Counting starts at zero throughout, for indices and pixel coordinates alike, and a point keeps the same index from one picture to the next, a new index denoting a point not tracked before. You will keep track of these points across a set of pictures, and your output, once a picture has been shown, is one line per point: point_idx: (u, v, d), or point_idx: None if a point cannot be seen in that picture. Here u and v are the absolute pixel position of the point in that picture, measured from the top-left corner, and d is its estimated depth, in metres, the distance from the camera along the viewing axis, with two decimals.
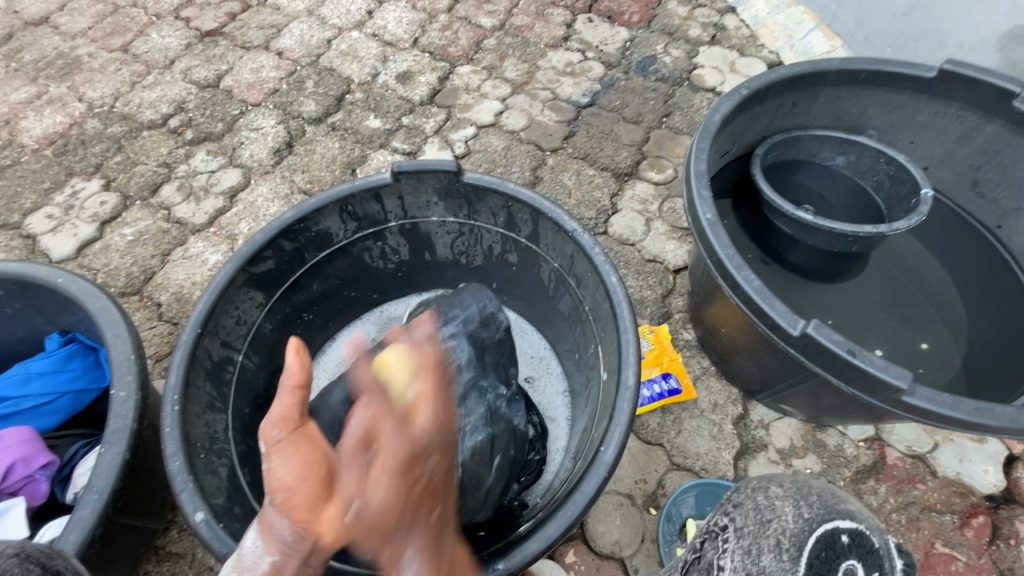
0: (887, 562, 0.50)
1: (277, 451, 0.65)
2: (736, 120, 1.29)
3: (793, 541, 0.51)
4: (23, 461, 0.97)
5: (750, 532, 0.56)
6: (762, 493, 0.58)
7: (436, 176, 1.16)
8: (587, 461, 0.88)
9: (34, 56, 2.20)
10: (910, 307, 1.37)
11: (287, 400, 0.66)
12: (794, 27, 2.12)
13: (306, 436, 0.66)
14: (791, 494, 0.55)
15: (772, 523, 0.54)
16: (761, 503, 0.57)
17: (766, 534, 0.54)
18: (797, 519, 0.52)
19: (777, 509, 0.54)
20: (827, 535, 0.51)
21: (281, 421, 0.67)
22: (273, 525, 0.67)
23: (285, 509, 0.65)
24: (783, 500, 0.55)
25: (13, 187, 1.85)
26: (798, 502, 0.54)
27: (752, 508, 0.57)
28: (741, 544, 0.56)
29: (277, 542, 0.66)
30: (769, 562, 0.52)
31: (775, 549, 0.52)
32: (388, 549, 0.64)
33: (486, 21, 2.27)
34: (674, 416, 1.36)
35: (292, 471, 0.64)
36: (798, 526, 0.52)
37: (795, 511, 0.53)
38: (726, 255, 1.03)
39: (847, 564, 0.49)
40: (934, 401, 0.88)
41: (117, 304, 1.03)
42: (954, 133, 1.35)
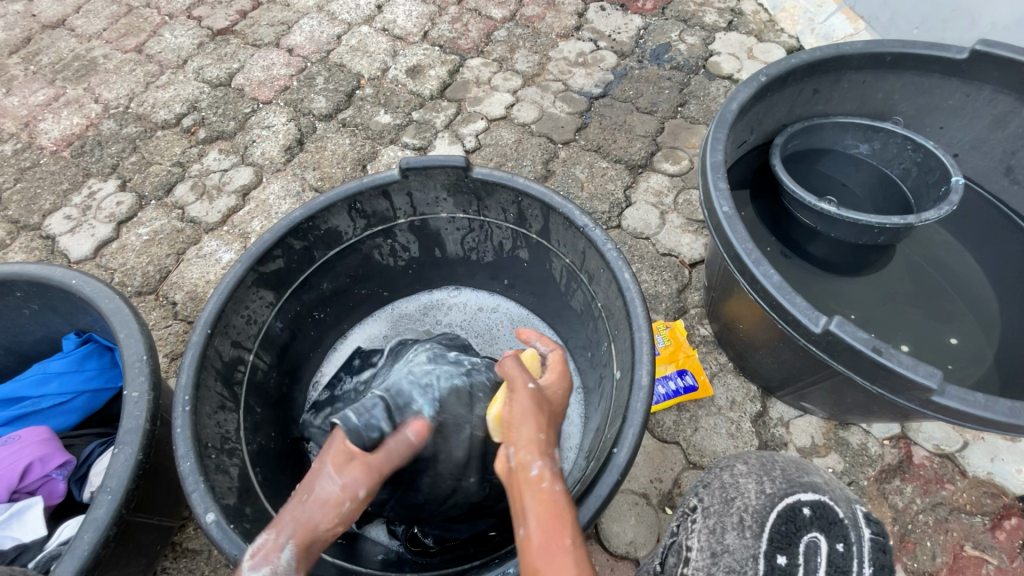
0: (851, 531, 0.64)
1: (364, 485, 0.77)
2: (755, 108, 1.25)
3: (757, 517, 0.67)
4: (40, 460, 0.99)
5: (717, 510, 0.70)
6: (728, 475, 0.74)
7: (444, 172, 1.14)
8: (599, 463, 0.86)
9: (51, 58, 2.23)
10: (938, 299, 1.32)
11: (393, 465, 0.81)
12: (814, 10, 2.05)
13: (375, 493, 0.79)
14: (755, 474, 0.72)
15: (736, 503, 0.69)
16: (727, 483, 0.73)
17: (730, 513, 0.69)
18: (760, 496, 0.69)
19: (742, 488, 0.71)
20: (788, 509, 0.66)
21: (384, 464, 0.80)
22: (321, 544, 0.71)
23: (332, 530, 0.73)
24: (747, 482, 0.71)
25: (33, 188, 1.88)
26: (762, 481, 0.71)
27: (719, 489, 0.73)
28: (708, 525, 0.70)
29: (310, 562, 0.70)
30: (733, 539, 0.66)
31: (739, 528, 0.67)
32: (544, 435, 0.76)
33: (496, 13, 2.24)
34: (690, 414, 1.33)
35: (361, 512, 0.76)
36: (759, 504, 0.68)
37: (758, 488, 0.70)
38: (744, 249, 0.99)
39: (809, 535, 0.64)
40: (966, 401, 0.83)
41: (130, 305, 1.04)
42: (987, 116, 1.28)
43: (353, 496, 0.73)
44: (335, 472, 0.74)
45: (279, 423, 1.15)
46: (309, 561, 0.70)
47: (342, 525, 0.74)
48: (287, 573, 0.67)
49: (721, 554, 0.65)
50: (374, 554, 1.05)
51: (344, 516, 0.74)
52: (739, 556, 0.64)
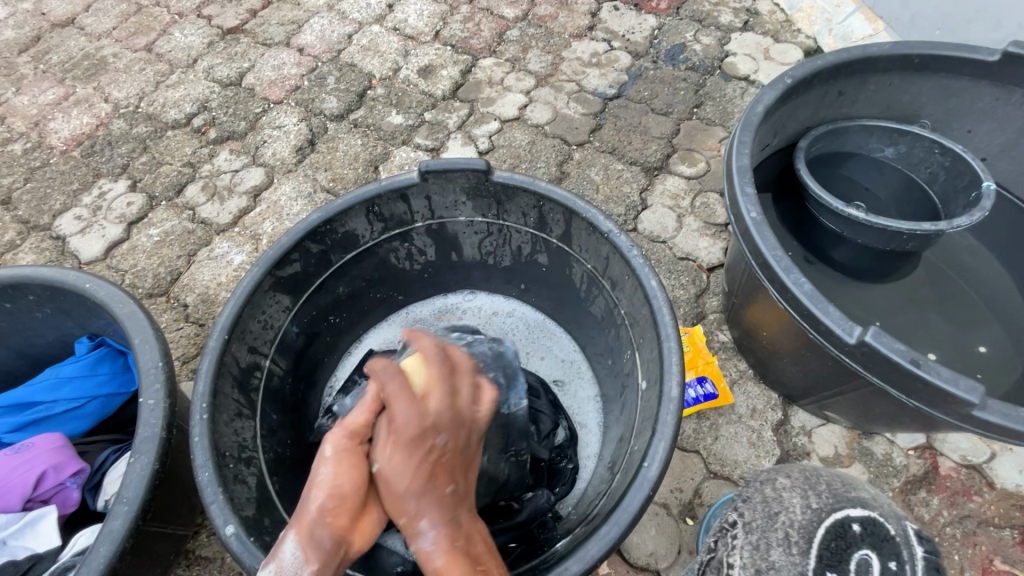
0: (903, 550, 0.57)
1: (337, 461, 0.75)
2: (780, 110, 1.22)
3: (803, 533, 0.58)
4: (54, 469, 0.97)
5: (760, 525, 0.61)
6: (770, 486, 0.65)
7: (464, 175, 1.12)
8: (628, 477, 0.84)
9: (61, 57, 2.22)
10: (965, 306, 1.29)
11: (361, 417, 0.78)
12: (832, 10, 2.02)
13: (363, 452, 0.76)
14: (798, 485, 0.63)
15: (781, 517, 0.61)
16: (769, 496, 0.64)
17: (774, 528, 0.60)
18: (806, 510, 0.60)
19: (785, 501, 0.62)
20: (836, 525, 0.58)
21: (352, 433, 0.77)
22: (317, 532, 0.71)
23: (328, 515, 0.72)
24: (791, 493, 0.62)
25: (43, 188, 1.87)
26: (807, 495, 0.61)
27: (760, 502, 0.64)
28: (749, 541, 0.61)
29: (317, 549, 0.69)
30: (779, 556, 0.58)
31: (784, 543, 0.59)
32: (409, 516, 0.68)
33: (509, 12, 2.21)
34: (710, 422, 1.30)
35: (349, 480, 0.73)
36: (806, 519, 0.59)
37: (801, 503, 0.60)
38: (774, 255, 0.97)
39: (860, 554, 0.56)
40: (1007, 416, 0.81)
41: (145, 309, 1.02)
42: (1017, 120, 1.25)
43: (325, 462, 0.76)
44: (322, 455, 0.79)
45: (295, 430, 1.13)
46: (316, 549, 0.69)
47: (338, 502, 0.73)
48: (295, 566, 0.69)
49: (767, 572, 0.57)
50: (391, 565, 1.03)
51: (335, 490, 0.73)
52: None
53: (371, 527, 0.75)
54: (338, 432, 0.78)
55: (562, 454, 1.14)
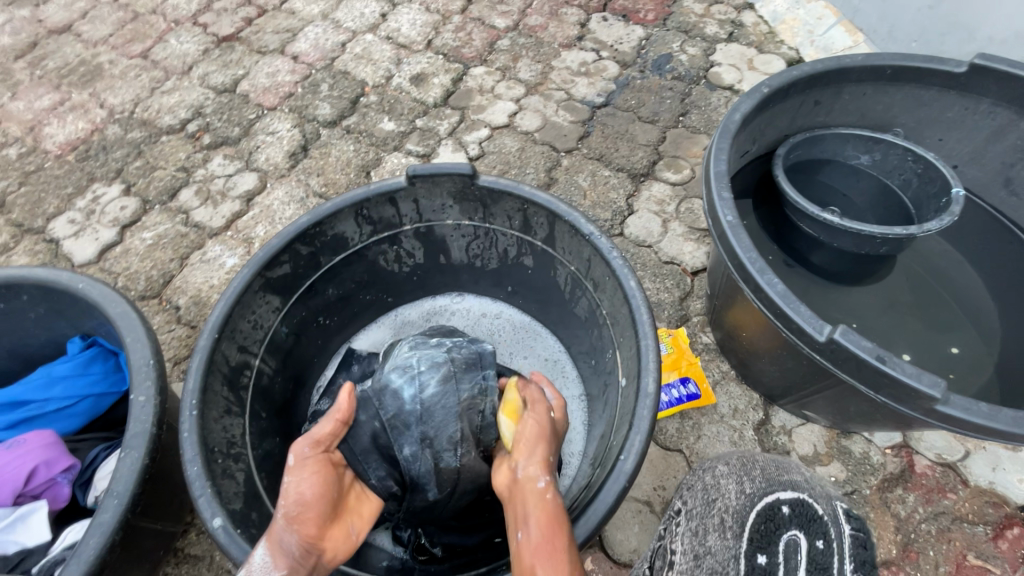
0: (826, 527, 0.69)
1: (301, 467, 0.87)
2: (757, 119, 1.26)
3: (736, 518, 0.72)
4: (45, 465, 0.98)
5: (700, 512, 0.76)
6: (710, 474, 0.79)
7: (450, 179, 1.15)
8: (606, 470, 0.87)
9: (57, 63, 2.25)
10: (939, 309, 1.33)
11: (326, 427, 0.93)
12: (814, 23, 2.09)
13: (325, 463, 0.89)
14: (734, 473, 0.77)
15: (717, 503, 0.75)
16: (709, 485, 0.79)
17: (711, 515, 0.74)
18: (741, 497, 0.74)
19: (723, 489, 0.76)
20: (768, 508, 0.71)
21: (315, 442, 0.90)
22: (284, 536, 0.78)
23: (296, 522, 0.80)
24: (728, 481, 0.76)
25: (37, 192, 1.88)
26: (741, 481, 0.76)
27: (701, 491, 0.79)
28: (690, 527, 0.76)
29: (285, 552, 0.77)
30: (715, 541, 0.71)
31: (720, 528, 0.72)
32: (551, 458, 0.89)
33: (500, 22, 2.26)
34: (693, 422, 1.33)
35: (312, 488, 0.84)
36: (740, 504, 0.73)
37: (738, 489, 0.75)
38: (748, 258, 1.00)
39: (790, 533, 0.69)
40: (969, 411, 0.84)
41: (137, 308, 1.04)
42: (985, 129, 1.30)
43: (289, 471, 0.86)
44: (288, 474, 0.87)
45: (283, 429, 1.15)
46: (284, 552, 0.77)
47: (301, 509, 0.82)
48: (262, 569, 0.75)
49: (703, 556, 0.71)
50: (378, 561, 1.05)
51: (302, 495, 0.83)
52: (721, 557, 0.69)
53: (338, 532, 0.86)
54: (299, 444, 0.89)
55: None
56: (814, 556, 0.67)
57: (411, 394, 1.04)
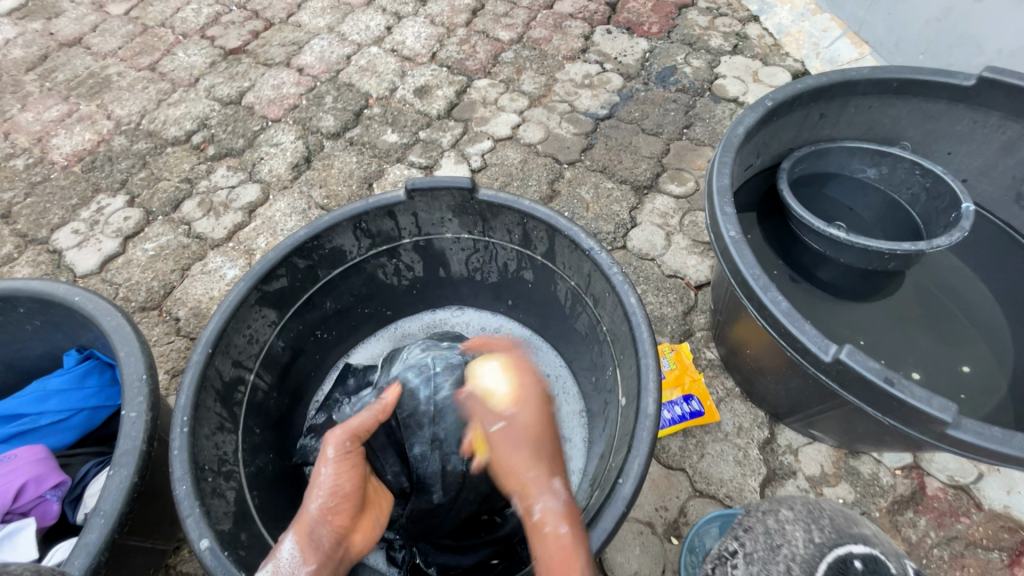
0: None
1: (339, 461, 0.82)
2: (762, 132, 1.25)
3: (804, 568, 0.59)
4: (35, 481, 0.96)
5: (761, 558, 0.64)
6: (775, 518, 0.67)
7: (449, 193, 1.14)
8: (605, 493, 0.84)
9: (67, 75, 2.28)
10: (949, 326, 1.30)
11: (364, 423, 0.89)
12: (819, 35, 2.07)
13: (359, 458, 0.85)
14: (801, 519, 0.65)
15: (782, 550, 0.62)
16: (772, 529, 0.66)
17: (775, 561, 0.62)
18: (808, 544, 0.61)
19: (789, 535, 0.63)
20: (839, 560, 0.59)
21: (352, 435, 0.86)
22: (317, 531, 0.77)
23: (329, 514, 0.78)
24: (794, 526, 0.64)
25: (43, 203, 1.90)
26: (810, 529, 0.63)
27: (764, 535, 0.66)
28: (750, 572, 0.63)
29: (317, 550, 0.75)
30: None
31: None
32: (531, 471, 0.79)
33: (504, 35, 2.27)
34: (696, 440, 1.30)
35: (350, 482, 0.82)
36: (807, 553, 0.60)
37: (806, 537, 0.62)
38: (752, 274, 0.98)
39: None
40: (982, 435, 0.81)
41: (132, 322, 1.03)
42: (995, 143, 1.27)
43: (326, 463, 0.82)
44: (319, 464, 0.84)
45: (278, 445, 1.13)
46: (316, 551, 0.75)
47: (338, 501, 0.80)
48: (292, 565, 0.74)
49: None
50: None
51: (337, 488, 0.80)
52: None
53: (364, 528, 0.84)
54: (338, 435, 0.84)
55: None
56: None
57: (425, 395, 1.04)
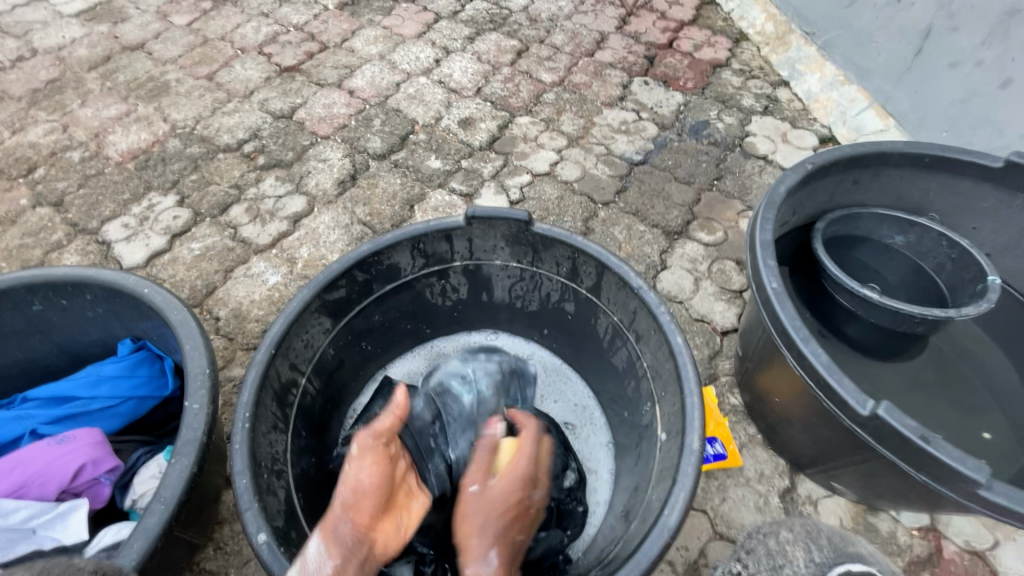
0: None
1: (364, 456, 0.87)
2: (800, 191, 1.32)
3: None
4: (92, 463, 1.01)
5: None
6: (774, 539, 0.89)
7: (506, 224, 1.20)
8: (646, 523, 0.87)
9: (127, 77, 2.39)
10: (969, 394, 1.34)
11: (387, 422, 0.94)
12: (846, 104, 2.18)
13: (388, 454, 0.90)
14: (800, 540, 0.88)
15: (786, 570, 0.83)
16: (772, 551, 0.87)
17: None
18: (810, 564, 0.83)
19: (790, 556, 0.85)
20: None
21: (376, 434, 0.91)
22: (337, 526, 0.80)
23: (350, 511, 0.82)
24: (795, 547, 0.86)
25: (96, 195, 1.97)
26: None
27: (765, 557, 0.87)
28: None
29: (339, 545, 0.78)
30: None
31: None
32: (478, 540, 0.86)
33: (546, 77, 2.39)
34: (718, 482, 1.33)
35: (370, 478, 0.85)
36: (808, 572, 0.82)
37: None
38: (793, 325, 1.03)
39: None
40: (1012, 497, 0.85)
41: (196, 318, 1.08)
42: (1018, 223, 1.35)
43: (350, 460, 0.88)
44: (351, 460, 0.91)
45: (319, 449, 1.17)
46: (338, 545, 0.78)
47: (356, 498, 0.83)
48: (317, 561, 0.76)
49: None
50: None
51: (357, 485, 0.84)
52: None
53: (389, 529, 0.86)
54: (361, 435, 0.91)
55: (572, 493, 1.17)
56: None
57: (469, 399, 1.22)
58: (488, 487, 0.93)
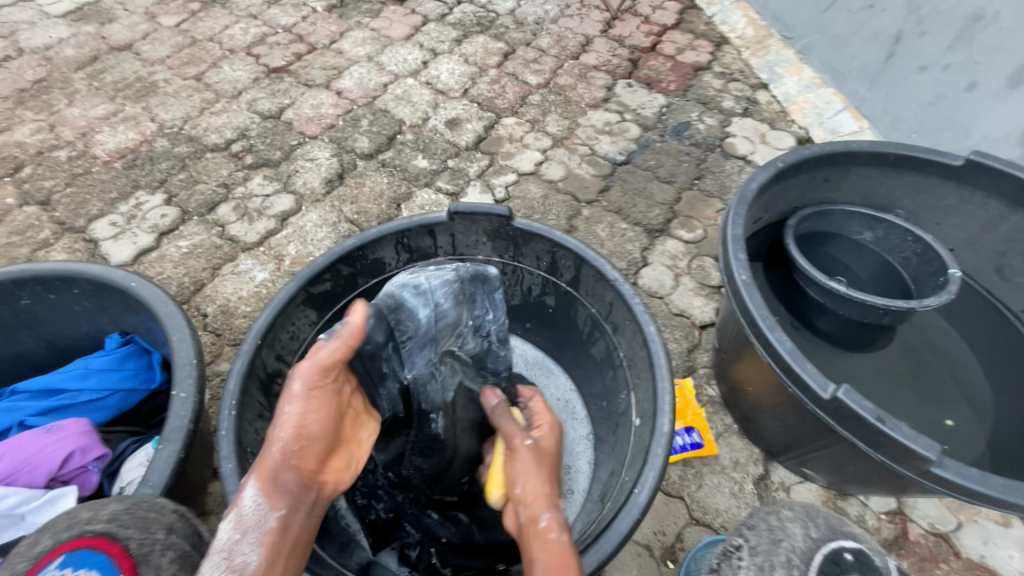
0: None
1: (308, 399, 0.75)
2: (772, 189, 1.37)
3: (803, 558, 0.70)
4: (81, 451, 1.03)
5: (765, 549, 0.73)
6: (774, 517, 0.78)
7: (487, 219, 1.24)
8: (618, 502, 0.91)
9: (115, 77, 2.40)
10: (935, 383, 1.40)
11: (338, 352, 0.79)
12: (823, 106, 2.25)
13: (332, 390, 0.79)
14: (799, 518, 0.76)
15: (784, 544, 0.72)
16: (773, 526, 0.76)
17: (778, 553, 0.71)
18: (806, 539, 0.72)
19: (789, 531, 0.74)
20: (832, 553, 0.70)
21: (325, 368, 0.78)
22: (280, 476, 0.73)
23: (295, 458, 0.73)
24: (794, 524, 0.75)
25: (83, 194, 1.98)
26: (807, 526, 0.75)
27: (766, 530, 0.76)
28: (755, 563, 0.73)
29: (283, 495, 0.72)
30: None
31: (787, 566, 0.69)
32: (549, 490, 0.86)
33: (532, 79, 2.43)
34: (695, 470, 1.37)
35: (317, 423, 0.75)
36: (806, 546, 0.71)
37: (804, 532, 0.73)
38: (761, 315, 1.08)
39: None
40: (961, 474, 0.90)
41: (184, 311, 1.10)
42: (979, 219, 1.41)
43: (294, 398, 0.75)
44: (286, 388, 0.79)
45: None
46: (281, 495, 0.72)
47: (304, 444, 0.75)
48: (259, 512, 0.71)
49: None
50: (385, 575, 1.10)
51: (302, 428, 0.74)
52: None
53: (337, 468, 0.80)
54: (309, 369, 0.77)
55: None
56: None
57: (425, 313, 1.00)
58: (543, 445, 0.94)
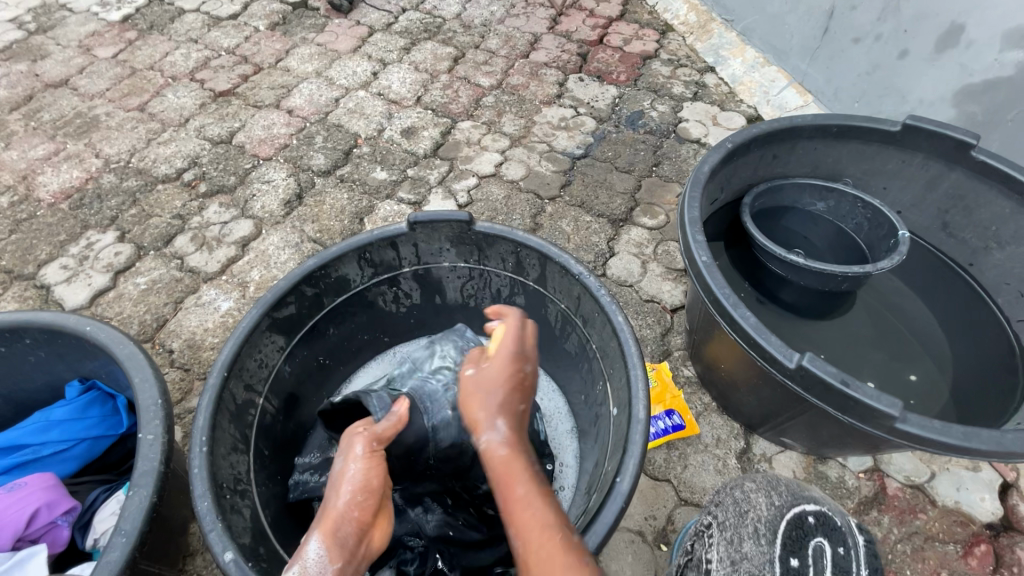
0: (852, 538, 0.78)
1: (365, 459, 0.87)
2: (724, 170, 1.40)
3: (768, 527, 0.80)
4: (47, 507, 1.01)
5: (734, 523, 0.85)
6: (741, 490, 0.89)
7: (449, 226, 1.24)
8: (603, 494, 0.92)
9: (53, 115, 2.31)
10: (899, 341, 1.45)
11: (388, 426, 0.94)
12: (768, 84, 2.31)
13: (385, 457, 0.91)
14: (762, 488, 0.87)
15: (750, 514, 0.84)
16: (739, 498, 0.88)
17: (745, 525, 0.83)
18: (771, 507, 0.83)
19: (754, 501, 0.85)
20: (796, 518, 0.80)
21: (380, 437, 0.91)
22: (341, 530, 0.80)
23: (355, 509, 0.83)
24: (761, 496, 0.85)
25: (29, 239, 1.90)
26: (771, 495, 0.85)
27: (733, 505, 0.88)
28: (726, 538, 0.85)
29: (340, 550, 0.78)
30: (751, 548, 0.79)
31: (754, 537, 0.80)
32: (483, 413, 0.88)
33: (484, 81, 2.43)
34: (679, 452, 1.39)
35: (377, 477, 0.86)
36: (771, 513, 0.82)
37: (768, 501, 0.84)
38: (723, 294, 1.10)
39: (817, 543, 0.77)
40: (924, 427, 0.94)
41: (143, 349, 1.07)
42: (922, 179, 1.46)
43: (354, 459, 0.87)
44: (340, 455, 0.90)
45: (285, 467, 1.18)
46: (341, 549, 0.79)
47: (365, 497, 0.84)
48: (320, 565, 0.76)
49: (741, 562, 0.79)
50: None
51: (361, 483, 0.85)
52: (757, 562, 0.77)
53: (384, 519, 0.88)
54: (366, 434, 0.90)
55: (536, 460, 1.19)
56: (837, 559, 0.75)
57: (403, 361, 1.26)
58: (478, 366, 0.95)
